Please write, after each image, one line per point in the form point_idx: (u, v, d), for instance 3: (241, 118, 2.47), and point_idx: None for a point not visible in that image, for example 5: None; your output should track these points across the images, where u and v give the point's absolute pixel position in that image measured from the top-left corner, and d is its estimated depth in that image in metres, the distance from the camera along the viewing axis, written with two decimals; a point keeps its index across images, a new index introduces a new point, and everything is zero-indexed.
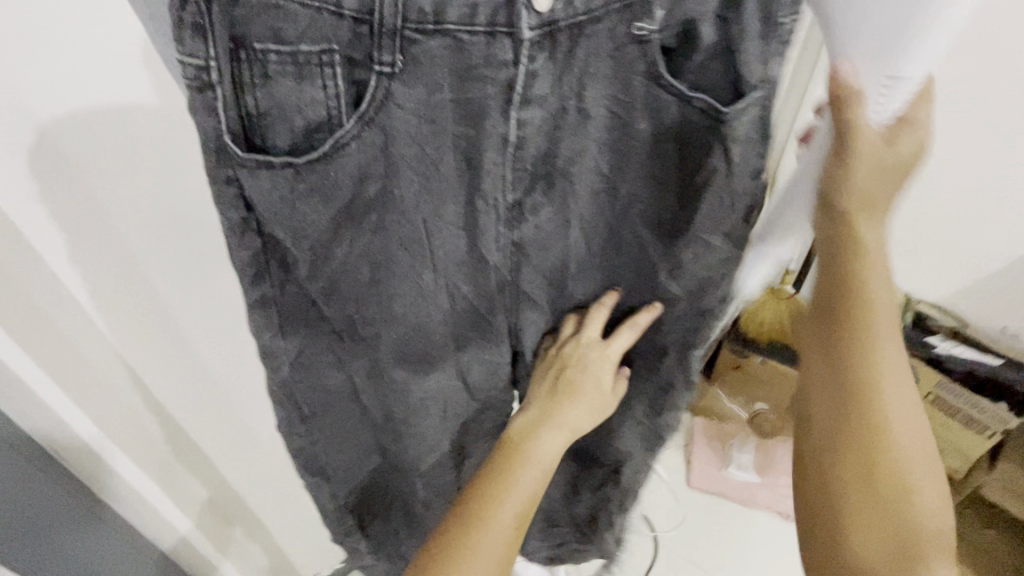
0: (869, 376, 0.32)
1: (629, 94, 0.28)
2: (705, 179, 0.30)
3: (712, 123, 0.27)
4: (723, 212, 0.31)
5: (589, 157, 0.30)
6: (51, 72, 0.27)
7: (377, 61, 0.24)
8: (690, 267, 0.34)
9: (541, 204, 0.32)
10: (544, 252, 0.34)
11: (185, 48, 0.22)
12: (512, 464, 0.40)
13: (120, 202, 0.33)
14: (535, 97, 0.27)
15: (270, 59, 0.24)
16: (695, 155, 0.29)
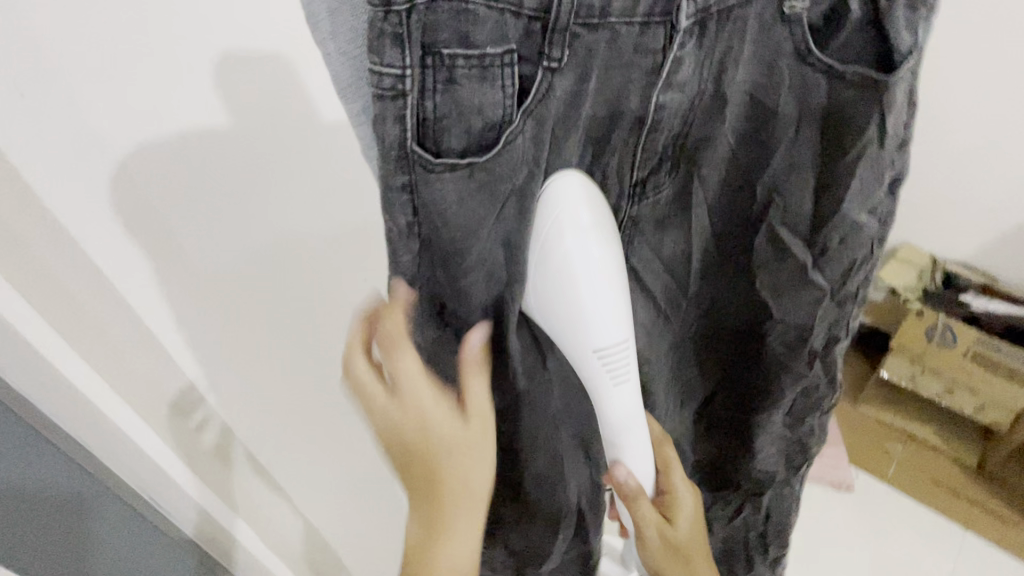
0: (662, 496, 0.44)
1: (774, 75, 0.30)
2: (857, 154, 0.32)
3: (872, 90, 0.29)
4: (873, 185, 0.33)
5: (722, 139, 0.33)
6: (127, 101, 0.34)
7: (547, 56, 0.26)
8: (839, 248, 0.36)
9: (664, 182, 0.34)
10: (659, 233, 0.36)
11: (381, 58, 0.23)
12: (438, 511, 0.37)
13: (171, 204, 0.40)
14: (680, 82, 0.29)
15: (456, 63, 0.25)
16: (842, 133, 0.31)
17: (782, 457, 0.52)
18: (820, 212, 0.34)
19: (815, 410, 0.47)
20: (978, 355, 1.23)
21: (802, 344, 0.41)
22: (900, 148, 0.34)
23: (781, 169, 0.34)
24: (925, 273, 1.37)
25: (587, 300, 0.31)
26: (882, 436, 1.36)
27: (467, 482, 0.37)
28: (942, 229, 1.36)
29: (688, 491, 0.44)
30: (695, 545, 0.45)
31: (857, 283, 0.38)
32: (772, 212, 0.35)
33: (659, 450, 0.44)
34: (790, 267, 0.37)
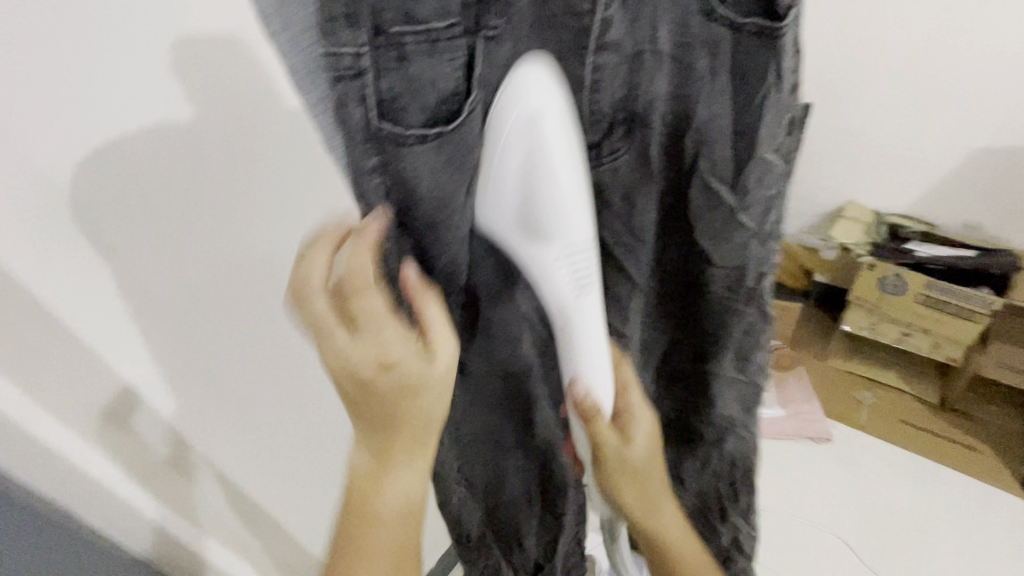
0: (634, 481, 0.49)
1: (688, 34, 0.32)
2: (763, 99, 0.33)
3: (766, 39, 0.31)
4: (774, 127, 0.35)
5: (659, 101, 0.35)
6: (82, 117, 0.37)
7: (486, 26, 0.29)
8: (756, 189, 0.37)
9: (619, 147, 0.37)
10: (627, 200, 0.40)
11: (336, 39, 0.24)
12: (384, 425, 0.36)
13: (122, 222, 0.41)
14: (612, 42, 0.33)
15: (406, 42, 0.26)
16: (747, 83, 0.32)
17: (738, 402, 0.53)
18: (740, 158, 0.35)
19: (756, 347, 0.49)
20: (926, 298, 1.30)
21: (738, 287, 0.43)
22: (791, 89, 0.35)
23: (704, 122, 0.34)
24: (871, 226, 1.46)
25: (548, 196, 0.32)
26: (851, 387, 1.44)
27: (401, 413, 0.36)
28: (880, 183, 1.45)
29: (646, 412, 0.47)
30: (651, 470, 0.49)
31: (772, 221, 0.40)
32: (702, 165, 0.36)
33: (619, 373, 0.46)
34: (721, 215, 0.38)
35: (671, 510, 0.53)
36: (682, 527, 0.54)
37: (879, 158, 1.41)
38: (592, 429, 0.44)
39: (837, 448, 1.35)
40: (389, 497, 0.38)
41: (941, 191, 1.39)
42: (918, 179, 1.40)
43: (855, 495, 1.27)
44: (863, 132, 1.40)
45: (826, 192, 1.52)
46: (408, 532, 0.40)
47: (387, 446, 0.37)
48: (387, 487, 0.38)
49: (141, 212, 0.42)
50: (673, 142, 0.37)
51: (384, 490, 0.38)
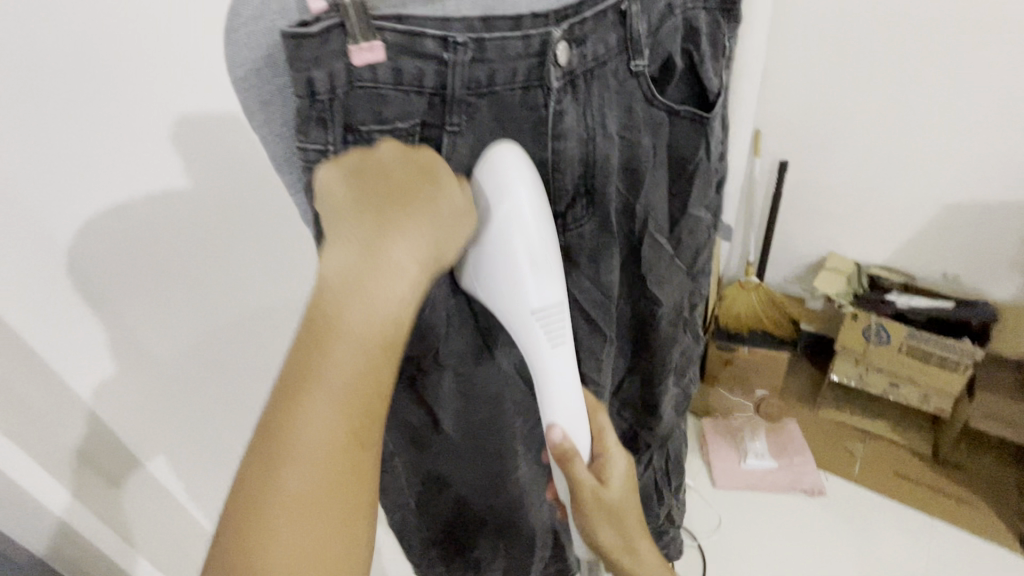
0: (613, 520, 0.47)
1: (632, 117, 0.37)
2: (695, 165, 0.39)
3: (701, 122, 0.38)
4: (709, 186, 0.42)
5: (614, 176, 0.37)
6: (85, 186, 0.40)
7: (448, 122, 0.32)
8: (692, 239, 0.44)
9: (582, 217, 0.38)
10: (593, 262, 0.41)
11: (306, 136, 0.29)
12: (319, 364, 0.30)
13: (118, 284, 0.44)
14: (567, 129, 0.35)
15: (372, 136, 0.31)
16: (683, 154, 0.39)
17: (674, 411, 0.58)
18: (674, 212, 0.42)
19: (688, 362, 0.56)
20: (911, 348, 1.31)
21: (681, 321, 0.48)
22: (720, 159, 0.41)
23: (649, 184, 0.39)
24: (852, 277, 1.49)
25: (519, 254, 0.35)
26: (843, 438, 1.43)
27: (340, 371, 0.30)
28: (860, 235, 1.50)
29: (622, 458, 0.46)
30: (628, 506, 0.47)
31: (704, 261, 0.47)
32: (650, 222, 0.41)
33: (595, 420, 0.45)
34: (665, 258, 0.43)
35: (648, 543, 0.51)
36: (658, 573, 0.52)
37: (857, 211, 1.47)
38: (575, 478, 0.42)
39: (832, 501, 1.33)
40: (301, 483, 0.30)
41: (919, 244, 1.44)
42: (896, 232, 1.45)
43: (852, 550, 1.25)
44: (839, 186, 1.47)
45: (809, 244, 1.57)
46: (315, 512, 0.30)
47: (351, 422, 0.30)
48: (288, 480, 0.29)
49: (126, 267, 0.44)
50: (628, 208, 0.39)
51: (313, 398, 0.30)
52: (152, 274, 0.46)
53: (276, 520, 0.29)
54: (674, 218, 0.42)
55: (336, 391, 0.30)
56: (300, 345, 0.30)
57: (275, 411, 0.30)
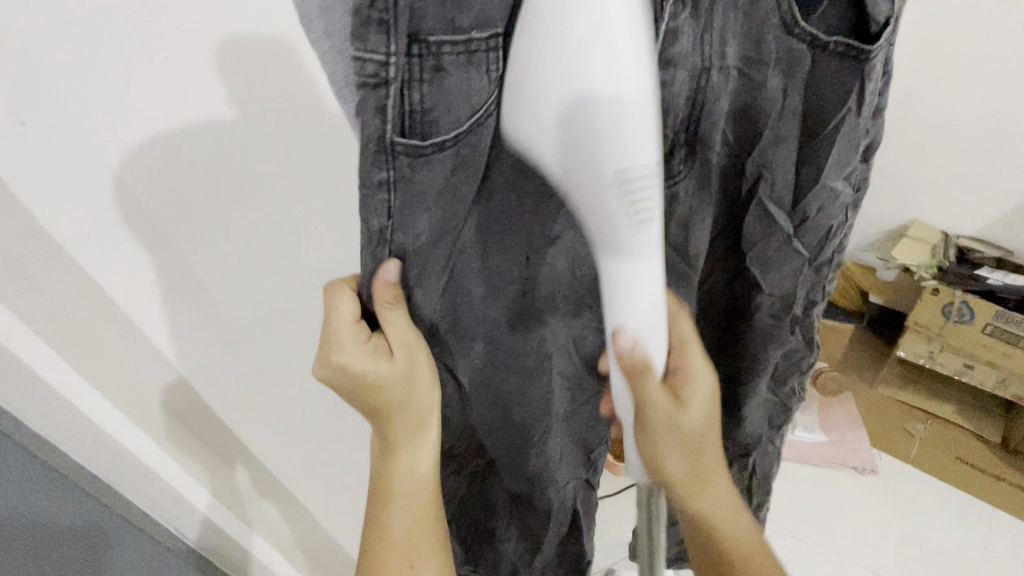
0: (695, 443, 0.44)
1: (760, 49, 0.30)
2: (837, 119, 0.32)
3: (853, 62, 0.30)
4: (851, 154, 0.34)
5: (722, 120, 0.32)
6: (132, 111, 0.38)
7: None
8: (816, 219, 0.37)
9: (678, 171, 0.34)
10: (682, 228, 0.36)
11: (365, 44, 0.25)
12: (391, 495, 0.45)
13: (166, 214, 0.43)
14: (680, 55, 0.30)
15: (442, 50, 0.27)
16: (822, 103, 0.32)
17: (766, 422, 0.54)
18: (803, 182, 0.35)
19: (794, 371, 0.50)
20: (996, 330, 1.20)
21: (788, 313, 0.42)
22: (873, 116, 0.33)
23: (770, 143, 0.33)
24: (937, 248, 1.36)
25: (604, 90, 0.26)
26: (902, 417, 1.35)
27: (419, 453, 0.44)
28: (953, 201, 1.34)
29: (705, 370, 0.43)
30: (708, 431, 0.45)
31: (833, 249, 0.39)
32: (761, 187, 0.35)
33: (677, 323, 0.41)
34: (779, 238, 0.37)
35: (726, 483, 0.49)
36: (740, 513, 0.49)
37: (954, 173, 1.31)
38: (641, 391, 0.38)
39: (882, 481, 1.28)
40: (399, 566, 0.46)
41: (1021, 215, 1.29)
42: (991, 199, 1.30)
43: (899, 532, 1.21)
44: (940, 144, 1.30)
45: (887, 208, 1.42)
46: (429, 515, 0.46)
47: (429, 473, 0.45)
48: (411, 469, 0.45)
49: (174, 192, 0.43)
50: (734, 163, 0.35)
51: (391, 517, 0.46)
52: (202, 205, 0.45)
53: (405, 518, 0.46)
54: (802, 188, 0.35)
55: (403, 489, 0.45)
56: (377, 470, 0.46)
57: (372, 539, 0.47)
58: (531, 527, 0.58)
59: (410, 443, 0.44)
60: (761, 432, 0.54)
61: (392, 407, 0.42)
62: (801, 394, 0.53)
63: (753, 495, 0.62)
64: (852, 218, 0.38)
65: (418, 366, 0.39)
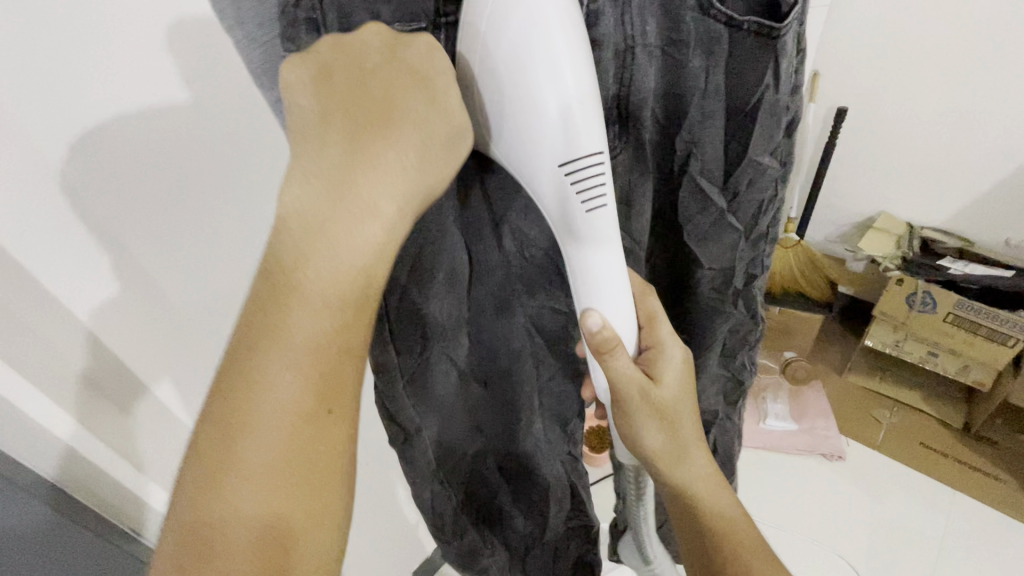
0: (674, 413, 0.45)
1: (681, 31, 0.30)
2: (757, 96, 0.32)
3: (766, 41, 0.30)
4: (772, 128, 0.34)
5: (650, 98, 0.33)
6: (76, 98, 0.33)
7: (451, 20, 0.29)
8: (746, 193, 0.37)
9: (616, 147, 0.35)
10: (623, 202, 0.38)
11: (296, 43, 0.27)
12: (240, 440, 0.29)
13: (133, 230, 0.39)
14: (603, 36, 0.30)
15: None
16: (742, 80, 0.31)
17: (719, 395, 0.56)
18: (729, 159, 0.35)
19: (743, 346, 0.51)
20: (957, 318, 1.23)
21: (728, 285, 0.43)
22: (792, 91, 0.33)
23: (696, 119, 0.33)
24: (902, 240, 1.39)
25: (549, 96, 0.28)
26: (870, 405, 1.38)
27: (301, 331, 0.29)
28: (912, 193, 1.38)
29: (675, 348, 0.44)
30: (679, 405, 0.45)
31: (768, 222, 0.40)
32: (691, 163, 0.35)
33: (646, 303, 0.43)
34: (710, 216, 0.37)
35: (703, 461, 0.49)
36: (722, 493, 0.50)
37: (913, 166, 1.35)
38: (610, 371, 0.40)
39: (853, 468, 1.30)
40: (241, 518, 0.29)
41: (978, 204, 1.33)
42: (953, 190, 1.33)
43: (869, 516, 1.24)
44: (898, 137, 1.34)
45: (857, 201, 1.46)
46: (289, 458, 0.30)
47: (312, 385, 0.29)
48: (273, 376, 0.29)
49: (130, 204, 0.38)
50: (665, 141, 0.35)
51: (232, 509, 0.29)
52: (168, 219, 0.41)
53: (248, 463, 0.29)
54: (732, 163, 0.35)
55: (273, 444, 0.29)
56: (229, 376, 0.29)
57: (199, 482, 0.29)
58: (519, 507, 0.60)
59: (345, 373, 0.30)
60: (717, 403, 0.57)
61: (300, 257, 0.28)
62: (752, 369, 0.55)
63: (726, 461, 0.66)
64: (783, 193, 0.38)
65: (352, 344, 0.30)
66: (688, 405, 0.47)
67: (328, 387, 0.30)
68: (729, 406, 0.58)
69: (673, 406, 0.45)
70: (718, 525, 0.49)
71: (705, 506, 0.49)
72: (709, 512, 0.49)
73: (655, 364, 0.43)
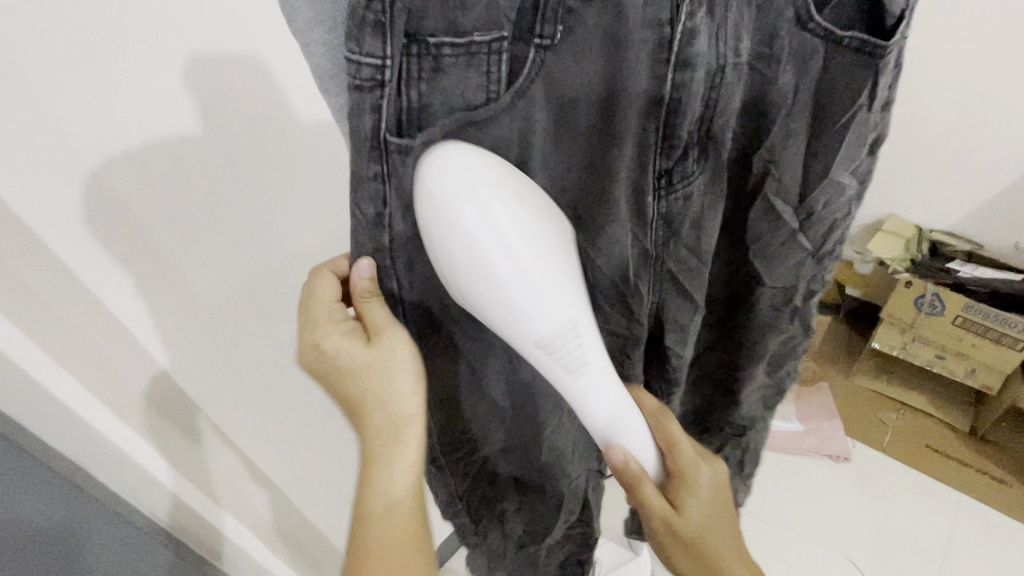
0: (702, 532, 0.44)
1: (773, 46, 0.30)
2: (851, 114, 0.31)
3: (868, 59, 0.29)
4: (857, 147, 0.33)
5: (732, 117, 0.32)
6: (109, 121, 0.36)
7: (540, 35, 0.26)
8: (823, 212, 0.37)
9: (691, 172, 0.33)
10: (695, 228, 0.35)
11: (360, 47, 0.24)
12: (377, 471, 0.41)
13: (159, 227, 0.42)
14: (697, 55, 0.28)
15: (441, 53, 0.25)
16: (833, 97, 0.31)
17: (759, 404, 0.55)
18: (809, 178, 0.35)
19: (789, 355, 0.51)
20: (966, 322, 1.24)
21: (787, 304, 0.43)
22: (881, 109, 0.33)
23: (778, 140, 0.33)
24: (911, 243, 1.39)
25: (507, 273, 0.28)
26: (876, 407, 1.39)
27: (386, 396, 0.39)
28: (923, 195, 1.38)
29: (702, 471, 0.43)
30: (714, 536, 0.44)
31: (834, 240, 0.40)
32: (767, 183, 0.35)
33: (664, 430, 0.42)
34: (782, 235, 0.37)
35: (745, 572, 0.45)
36: None
37: (925, 168, 1.35)
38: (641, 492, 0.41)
39: (855, 468, 1.32)
40: (387, 515, 0.42)
41: (987, 209, 1.33)
42: (963, 193, 1.33)
43: (872, 516, 1.25)
44: (912, 139, 1.33)
45: (864, 201, 1.46)
46: (402, 477, 0.41)
47: (388, 424, 0.40)
48: (375, 423, 0.40)
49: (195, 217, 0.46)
50: (741, 157, 0.34)
51: (374, 496, 0.42)
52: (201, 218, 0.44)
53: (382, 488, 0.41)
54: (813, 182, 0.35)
55: (396, 468, 0.41)
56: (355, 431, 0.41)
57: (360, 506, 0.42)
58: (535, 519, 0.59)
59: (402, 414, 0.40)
60: (757, 416, 0.57)
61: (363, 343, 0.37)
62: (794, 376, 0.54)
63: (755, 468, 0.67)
64: (853, 210, 0.39)
65: (394, 363, 0.37)
66: (726, 516, 0.45)
67: (398, 422, 0.40)
68: (766, 417, 0.58)
69: (706, 522, 0.44)
70: None
71: None
72: None
73: (694, 481, 0.42)
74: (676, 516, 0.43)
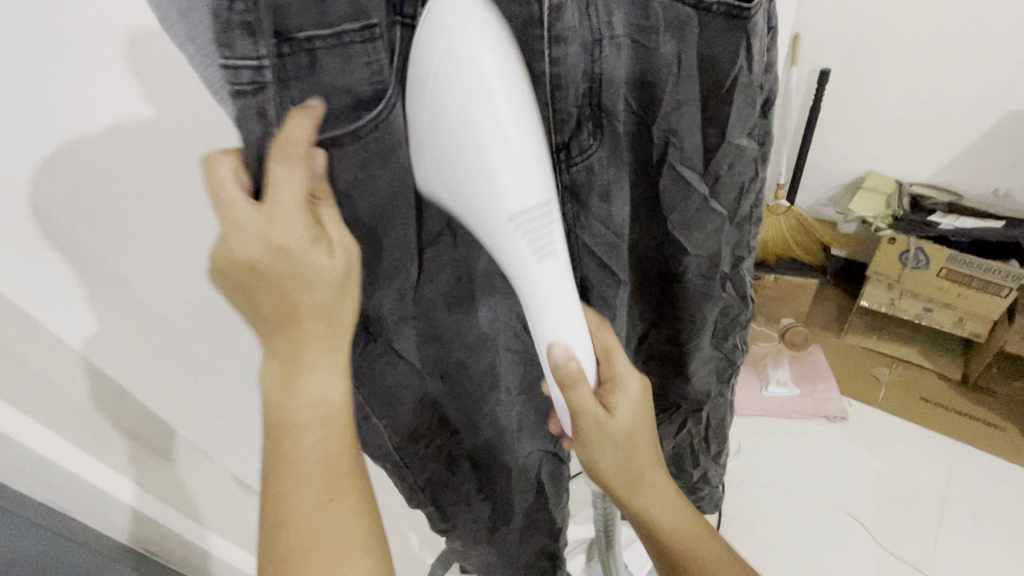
0: (629, 443, 0.44)
1: (650, 16, 0.30)
2: (733, 77, 0.33)
3: (738, 22, 0.31)
4: (746, 109, 0.35)
5: (622, 89, 0.33)
6: (40, 130, 0.35)
7: (403, 14, 0.29)
8: (728, 174, 0.38)
9: (590, 145, 0.34)
10: (605, 200, 0.37)
11: (234, 50, 0.24)
12: (292, 441, 0.36)
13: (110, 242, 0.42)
14: (567, 30, 0.30)
15: (315, 45, 0.26)
16: (717, 63, 0.32)
17: (714, 375, 0.56)
18: (707, 144, 0.36)
19: (733, 327, 0.53)
20: (951, 273, 1.24)
21: (714, 271, 0.44)
22: (763, 71, 0.34)
23: (671, 108, 0.33)
24: (892, 198, 1.39)
25: (487, 139, 0.29)
26: (869, 363, 1.41)
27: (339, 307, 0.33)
28: (899, 154, 1.38)
29: (633, 378, 0.43)
30: (639, 438, 0.45)
31: (749, 205, 0.42)
32: (671, 153, 0.36)
33: (601, 336, 0.42)
34: (695, 202, 0.38)
35: (667, 482, 0.49)
36: (679, 508, 0.49)
37: (899, 126, 1.35)
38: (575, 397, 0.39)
39: (854, 428, 1.32)
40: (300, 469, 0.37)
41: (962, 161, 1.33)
42: (938, 146, 1.33)
43: (874, 474, 1.26)
44: (881, 98, 1.34)
45: (846, 160, 1.45)
46: (325, 459, 0.37)
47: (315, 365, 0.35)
48: (307, 385, 0.35)
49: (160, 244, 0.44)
50: (643, 131, 0.35)
51: (297, 396, 0.35)
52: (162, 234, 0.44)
53: (296, 438, 0.36)
54: (710, 149, 0.36)
55: (317, 429, 0.36)
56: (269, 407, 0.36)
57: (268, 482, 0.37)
58: (509, 513, 0.59)
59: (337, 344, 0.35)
60: (711, 385, 0.57)
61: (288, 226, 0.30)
62: (743, 347, 0.56)
63: (719, 441, 0.66)
64: (760, 171, 0.41)
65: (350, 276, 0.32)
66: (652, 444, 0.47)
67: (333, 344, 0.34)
68: (721, 385, 0.59)
69: (632, 430, 0.44)
70: (661, 520, 0.48)
71: (656, 521, 0.48)
72: (651, 512, 0.48)
73: (622, 425, 0.43)
74: (609, 428, 0.42)
